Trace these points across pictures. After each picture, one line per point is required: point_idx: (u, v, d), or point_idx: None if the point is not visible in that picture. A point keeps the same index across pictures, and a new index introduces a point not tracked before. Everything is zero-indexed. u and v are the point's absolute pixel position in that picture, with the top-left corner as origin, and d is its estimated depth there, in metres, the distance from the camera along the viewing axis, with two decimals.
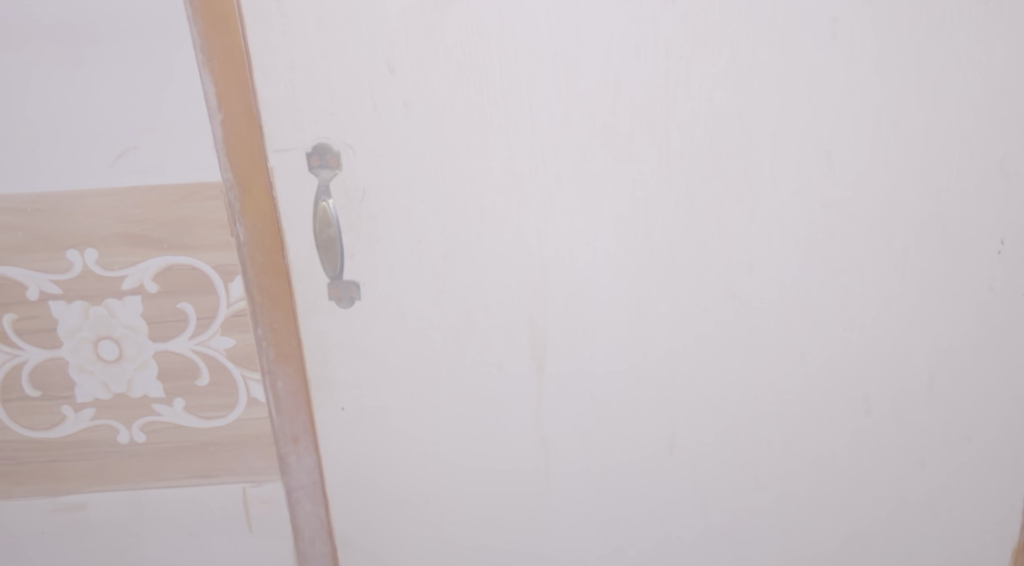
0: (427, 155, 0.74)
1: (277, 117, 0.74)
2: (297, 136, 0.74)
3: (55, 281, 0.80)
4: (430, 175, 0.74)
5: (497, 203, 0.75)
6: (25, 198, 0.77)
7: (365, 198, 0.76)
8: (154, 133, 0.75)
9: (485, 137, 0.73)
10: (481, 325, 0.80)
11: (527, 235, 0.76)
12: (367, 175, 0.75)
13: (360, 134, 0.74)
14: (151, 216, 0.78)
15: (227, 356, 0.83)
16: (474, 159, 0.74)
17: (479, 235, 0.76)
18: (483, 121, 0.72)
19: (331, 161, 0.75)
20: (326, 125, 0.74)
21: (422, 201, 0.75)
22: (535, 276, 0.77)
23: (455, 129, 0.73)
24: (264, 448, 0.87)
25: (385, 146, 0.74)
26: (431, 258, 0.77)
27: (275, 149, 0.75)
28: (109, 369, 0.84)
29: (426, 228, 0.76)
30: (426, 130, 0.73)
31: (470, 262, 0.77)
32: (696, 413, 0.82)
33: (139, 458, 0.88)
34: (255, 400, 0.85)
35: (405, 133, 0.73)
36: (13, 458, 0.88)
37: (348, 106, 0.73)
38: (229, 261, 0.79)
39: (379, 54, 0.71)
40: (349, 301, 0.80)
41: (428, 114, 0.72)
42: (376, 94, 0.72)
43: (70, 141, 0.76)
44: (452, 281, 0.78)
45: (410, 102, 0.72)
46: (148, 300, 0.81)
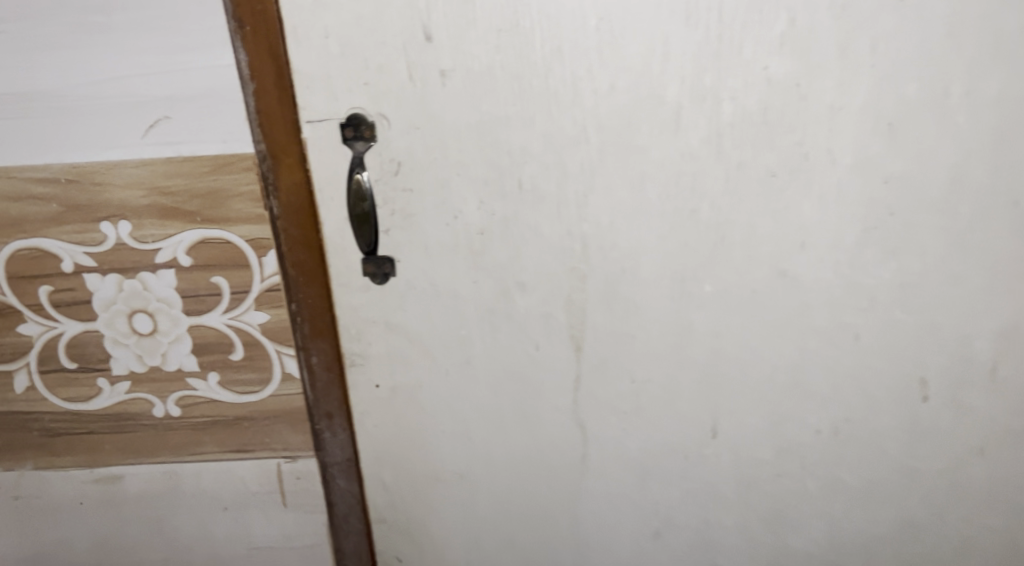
0: (464, 125, 0.71)
1: (311, 86, 0.71)
2: (331, 106, 0.72)
3: (89, 254, 0.80)
4: (467, 146, 0.72)
5: (535, 177, 0.72)
6: (58, 169, 0.77)
7: (399, 171, 0.73)
8: (184, 103, 0.73)
9: (524, 107, 0.70)
10: (518, 304, 0.77)
11: (566, 211, 0.73)
12: (402, 147, 0.73)
13: (395, 105, 0.71)
14: (183, 188, 0.76)
15: (261, 331, 0.83)
16: (513, 130, 0.71)
17: (516, 210, 0.74)
18: (522, 89, 0.69)
19: (365, 132, 0.72)
20: (360, 95, 0.71)
21: (458, 174, 0.73)
22: (574, 254, 0.74)
23: (493, 99, 0.70)
24: (298, 423, 0.87)
25: (420, 118, 0.71)
26: (467, 233, 0.75)
27: (309, 120, 0.73)
28: (144, 342, 0.84)
29: (462, 203, 0.74)
30: (463, 100, 0.70)
31: (507, 237, 0.75)
32: (742, 398, 0.78)
33: (174, 432, 0.88)
34: (289, 375, 0.84)
35: (441, 103, 0.70)
36: (51, 429, 0.89)
37: (383, 76, 0.70)
38: (262, 235, 0.78)
39: (414, 20, 0.68)
40: (383, 277, 0.78)
41: (466, 83, 0.69)
42: (412, 62, 0.69)
43: (101, 111, 0.74)
44: (488, 257, 0.76)
45: (446, 70, 0.69)
46: (182, 273, 0.80)
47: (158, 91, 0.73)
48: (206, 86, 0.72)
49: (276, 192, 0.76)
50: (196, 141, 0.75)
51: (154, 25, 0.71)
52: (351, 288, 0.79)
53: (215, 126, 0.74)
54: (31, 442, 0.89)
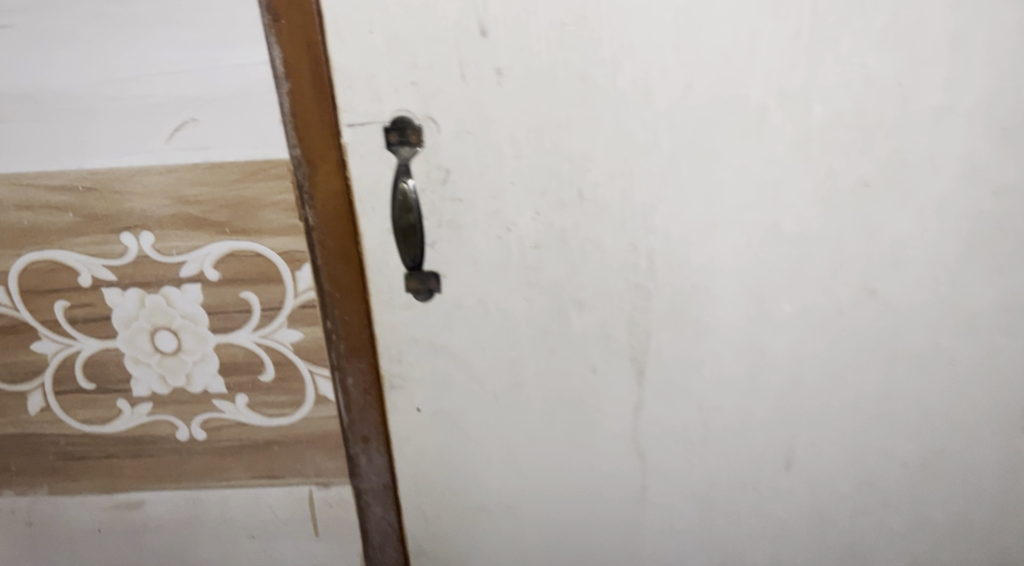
0: (521, 129, 0.64)
1: (353, 86, 0.65)
2: (374, 108, 0.65)
3: (109, 266, 0.74)
4: (524, 152, 0.65)
5: (599, 185, 0.65)
6: (75, 176, 0.71)
7: (448, 179, 0.67)
8: (212, 104, 0.67)
9: (589, 109, 0.63)
10: (575, 324, 0.71)
11: (631, 222, 0.66)
12: (451, 153, 0.66)
13: (445, 107, 0.65)
14: (211, 196, 0.70)
15: (293, 350, 0.76)
16: (575, 134, 0.64)
17: (575, 221, 0.67)
18: (588, 89, 0.62)
19: (411, 137, 0.66)
20: (406, 96, 0.65)
21: (513, 182, 0.66)
22: (639, 270, 0.68)
23: (554, 100, 0.63)
24: (332, 448, 0.80)
25: (472, 120, 0.65)
26: (520, 247, 0.69)
27: (350, 123, 0.66)
28: (167, 362, 0.78)
29: (516, 213, 0.67)
30: (521, 101, 0.63)
31: (564, 251, 0.68)
32: (821, 428, 0.72)
33: (199, 456, 0.82)
34: (324, 397, 0.78)
35: (496, 104, 0.64)
36: (67, 453, 0.83)
37: (432, 74, 0.64)
38: (297, 247, 0.72)
39: (469, 12, 0.61)
40: (428, 294, 0.71)
41: (524, 83, 0.63)
42: (465, 59, 0.63)
43: (122, 113, 0.68)
44: (543, 272, 0.69)
45: (502, 68, 0.63)
46: (209, 288, 0.74)
47: (184, 91, 0.67)
48: (236, 85, 0.66)
49: (311, 200, 0.70)
50: (225, 146, 0.68)
51: (180, 19, 0.64)
52: (392, 305, 0.73)
53: (247, 130, 0.68)
54: (46, 466, 0.83)
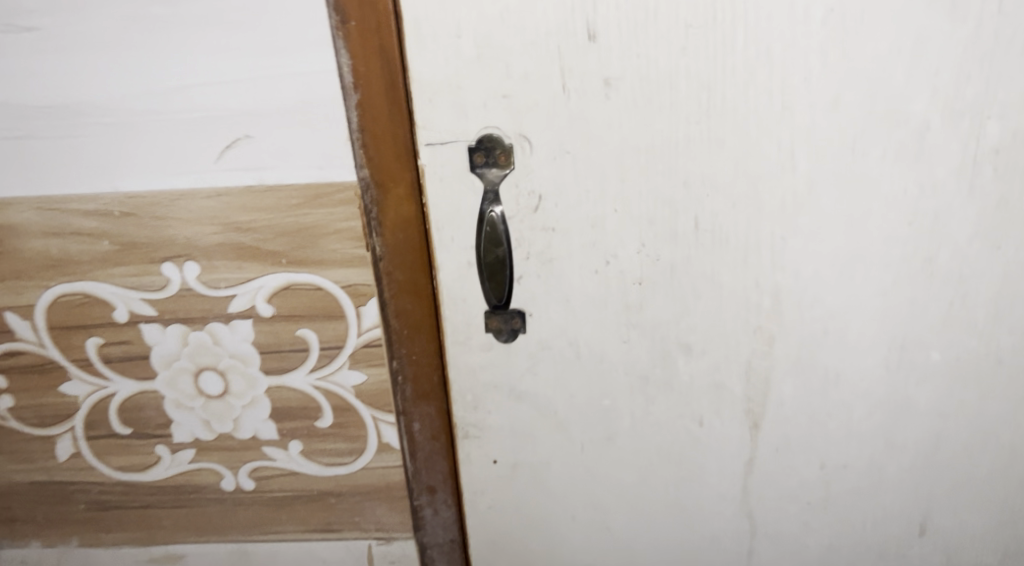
0: (629, 149, 0.55)
1: (434, 99, 0.56)
2: (457, 124, 0.56)
3: (148, 300, 0.66)
4: (631, 176, 0.56)
5: (719, 214, 0.56)
6: (111, 200, 0.62)
7: (540, 206, 0.58)
8: (271, 118, 0.58)
9: (712, 126, 0.54)
10: (681, 370, 0.62)
11: (757, 256, 0.57)
12: (546, 176, 0.57)
13: (541, 123, 0.55)
14: (266, 223, 0.62)
15: (355, 394, 0.68)
16: (694, 155, 0.55)
17: (687, 255, 0.58)
18: (713, 103, 0.53)
19: (500, 158, 0.57)
20: (495, 110, 0.55)
21: (616, 211, 0.57)
22: (763, 310, 0.59)
23: (671, 116, 0.54)
24: (395, 501, 0.72)
25: (572, 139, 0.56)
26: (621, 284, 0.59)
27: (428, 142, 0.57)
28: (212, 406, 0.69)
29: (619, 246, 0.58)
30: (631, 116, 0.54)
31: (673, 289, 0.59)
32: (964, 490, 0.63)
33: (246, 508, 0.74)
34: (388, 446, 0.70)
35: (602, 120, 0.55)
36: (100, 502, 0.75)
37: (527, 85, 0.54)
38: (362, 281, 0.63)
39: (576, 12, 0.52)
40: (512, 335, 0.62)
41: (637, 95, 0.54)
42: (567, 68, 0.54)
43: (166, 129, 0.60)
44: (647, 312, 0.60)
45: (612, 78, 0.53)
46: (261, 325, 0.66)
47: (239, 104, 0.58)
48: (298, 98, 0.58)
49: (381, 228, 0.61)
50: (283, 167, 0.60)
51: (237, 21, 0.56)
52: (469, 347, 0.64)
53: (309, 149, 0.59)
54: (77, 516, 0.75)
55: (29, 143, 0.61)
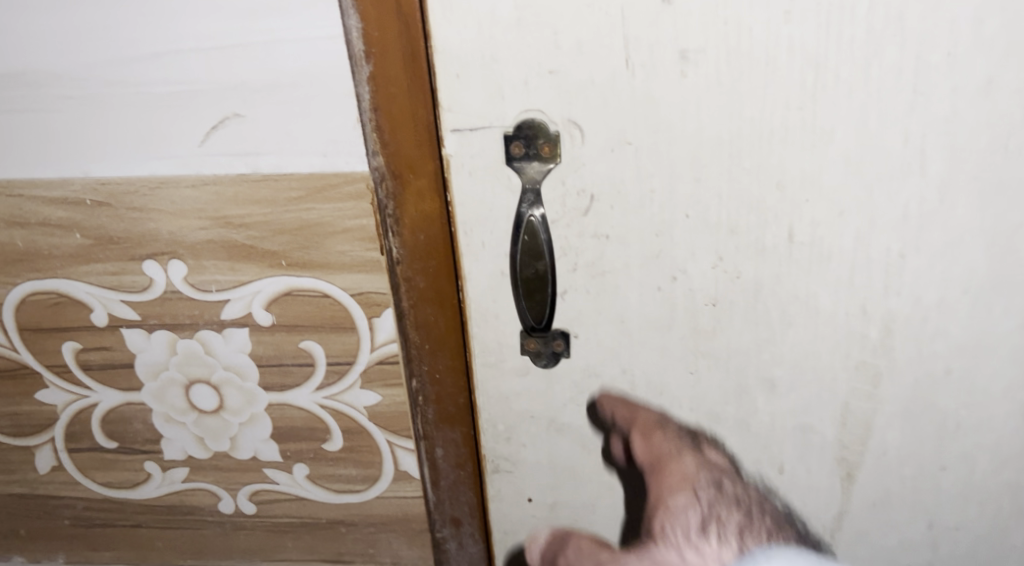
0: (708, 140, 0.45)
1: (462, 74, 0.46)
2: (493, 106, 0.46)
3: (129, 303, 0.56)
4: (709, 173, 0.46)
5: (820, 224, 0.46)
6: (81, 187, 0.52)
7: (592, 208, 0.48)
8: (266, 94, 0.48)
9: (820, 113, 0.44)
10: (760, 409, 0.52)
11: (866, 275, 0.47)
12: (600, 172, 0.47)
13: (595, 106, 0.45)
14: (262, 219, 0.52)
15: (368, 416, 0.58)
16: (796, 149, 0.45)
17: (777, 273, 0.48)
18: (820, 83, 0.43)
19: (544, 149, 0.46)
20: (538, 89, 0.45)
21: (687, 216, 0.47)
22: (870, 341, 0.49)
23: (769, 100, 0.44)
24: (415, 534, 0.63)
25: (635, 127, 0.45)
26: (692, 306, 0.50)
27: (454, 127, 0.47)
28: (206, 422, 0.60)
29: (690, 259, 0.48)
30: (715, 98, 0.44)
31: (754, 314, 0.49)
32: None
33: (247, 532, 0.65)
34: (405, 474, 0.60)
35: (676, 103, 0.44)
36: (86, 519, 0.66)
37: (581, 59, 0.44)
38: (376, 288, 0.53)
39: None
40: (553, 359, 0.53)
41: (721, 73, 0.43)
42: (634, 36, 0.43)
43: (142, 104, 0.49)
44: (721, 339, 0.50)
45: (690, 51, 0.43)
46: (258, 335, 0.56)
47: (223, 75, 0.48)
48: (296, 69, 0.47)
49: (398, 228, 0.51)
50: (281, 152, 0.50)
51: None
52: (502, 371, 0.54)
53: (313, 131, 0.49)
54: (62, 533, 0.67)
55: None
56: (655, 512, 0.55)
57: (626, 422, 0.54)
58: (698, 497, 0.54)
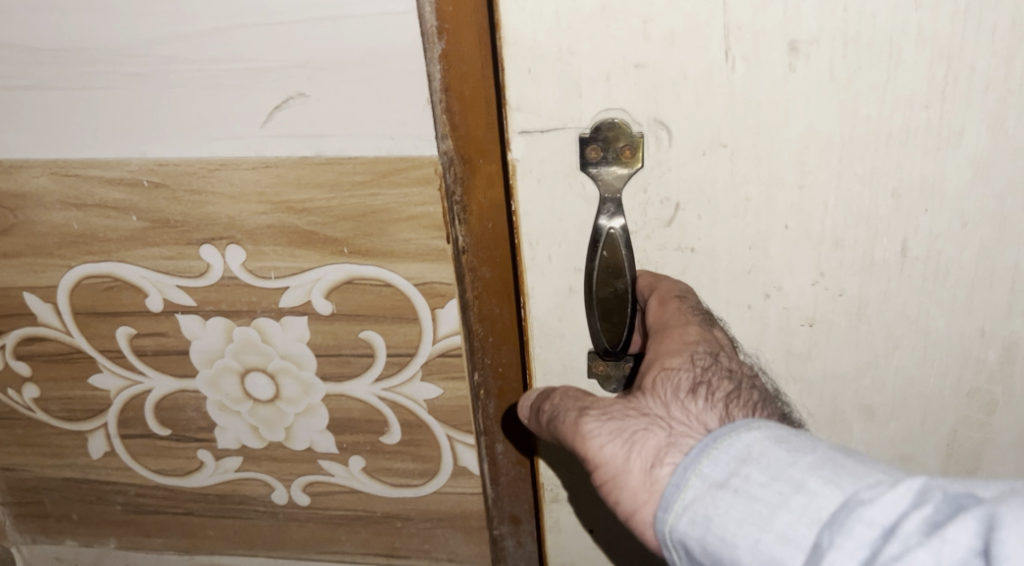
0: (816, 138, 0.43)
1: (534, 69, 0.43)
2: (571, 106, 0.44)
3: (184, 288, 0.54)
4: (814, 178, 0.45)
5: (937, 236, 0.46)
6: (137, 168, 0.50)
7: (676, 217, 0.47)
8: (332, 73, 0.45)
9: (947, 113, 0.42)
10: (856, 437, 0.53)
11: (985, 296, 0.47)
12: (688, 175, 0.45)
13: (687, 108, 0.44)
14: (323, 204, 0.50)
15: (427, 410, 0.56)
16: (918, 152, 0.43)
17: (885, 289, 0.47)
18: (952, 80, 0.41)
19: (622, 152, 0.45)
20: (626, 83, 0.43)
21: (786, 227, 0.46)
22: (986, 367, 0.49)
23: (893, 96, 0.42)
24: (472, 531, 0.61)
25: (732, 129, 0.44)
26: (787, 326, 0.49)
27: (522, 130, 0.45)
28: (261, 412, 0.58)
29: (788, 275, 0.48)
30: (825, 95, 0.42)
31: (856, 335, 0.49)
32: None
33: (300, 524, 0.63)
34: (465, 470, 0.58)
35: (781, 100, 0.43)
36: (139, 506, 0.65)
37: (675, 50, 0.42)
38: (441, 278, 0.51)
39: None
40: (621, 383, 0.53)
41: (831, 65, 0.42)
42: (737, 25, 0.41)
43: (203, 83, 0.47)
44: (816, 362, 0.50)
45: (801, 41, 0.41)
46: (317, 323, 0.54)
47: (285, 51, 0.45)
48: (364, 46, 0.44)
49: (465, 216, 0.49)
50: (346, 135, 0.47)
51: None
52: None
53: (379, 112, 0.46)
54: (114, 518, 0.67)
55: (38, 93, 0.49)
56: (646, 371, 0.45)
57: (648, 287, 0.48)
58: (694, 363, 0.44)
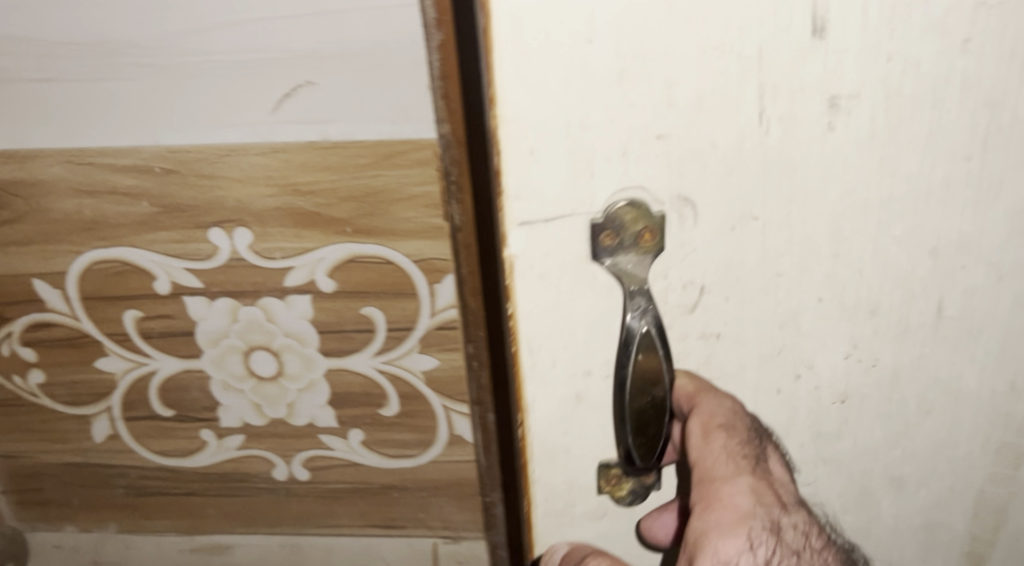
0: (858, 200, 0.45)
1: (535, 150, 0.43)
2: (582, 189, 0.44)
3: (192, 271, 0.57)
4: (848, 247, 0.46)
5: (973, 291, 0.48)
6: (151, 155, 0.54)
7: (699, 300, 0.47)
8: (340, 61, 0.49)
9: (987, 163, 0.45)
10: (885, 510, 0.52)
11: (1015, 348, 0.49)
12: (716, 256, 0.46)
13: (710, 180, 0.44)
14: (329, 186, 0.53)
15: (424, 381, 0.60)
16: (954, 205, 0.45)
17: (918, 353, 0.49)
18: (995, 126, 0.44)
19: (642, 236, 0.45)
20: (654, 155, 0.44)
21: (820, 300, 0.47)
22: (1014, 421, 0.51)
23: (934, 148, 0.44)
24: (465, 497, 0.64)
25: (764, 203, 0.45)
26: (818, 405, 0.50)
27: (520, 221, 0.45)
28: (264, 390, 0.61)
29: (818, 350, 0.48)
30: (863, 150, 0.44)
31: (882, 408, 0.50)
32: None
33: (300, 499, 0.66)
34: (460, 439, 0.62)
35: (823, 161, 0.44)
36: (140, 488, 0.68)
37: (704, 115, 0.43)
38: (438, 253, 0.55)
39: (808, 8, 0.41)
40: (640, 493, 0.52)
41: (876, 126, 0.43)
42: (772, 84, 0.42)
43: (218, 73, 0.51)
44: (847, 441, 0.51)
45: (841, 98, 0.43)
46: (321, 301, 0.57)
47: (296, 43, 0.49)
48: (370, 37, 0.49)
49: (460, 196, 0.51)
50: (351, 120, 0.51)
51: None
52: (573, 514, 0.53)
53: (383, 97, 0.50)
54: (116, 502, 0.69)
55: (58, 86, 0.52)
56: (698, 549, 0.47)
57: (687, 398, 0.49)
58: (752, 541, 0.47)
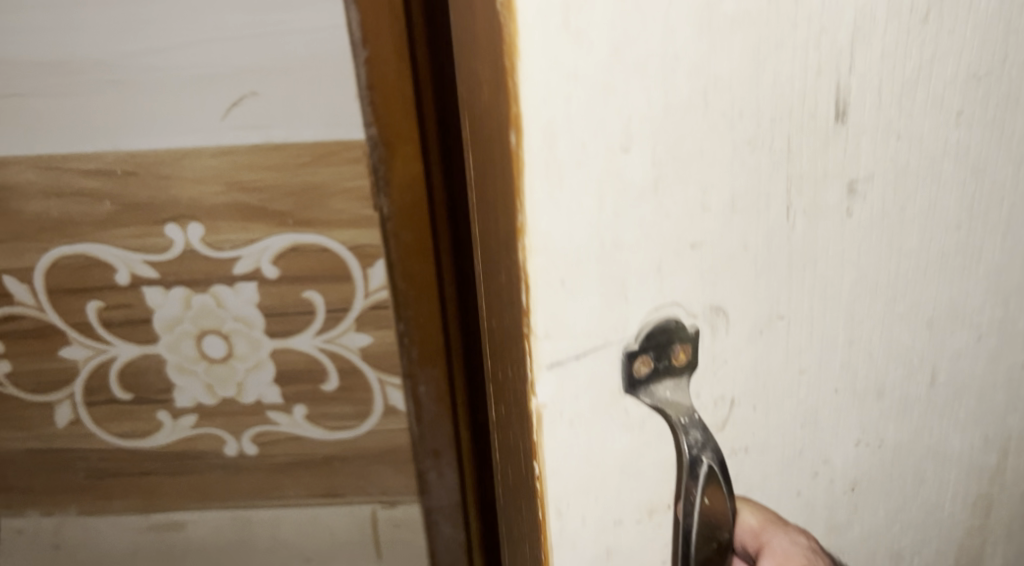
0: (867, 287, 0.33)
1: (569, 280, 0.28)
2: (615, 314, 0.29)
3: (150, 263, 0.65)
4: (863, 329, 0.34)
5: (958, 358, 0.37)
6: (113, 160, 0.61)
7: (727, 420, 0.33)
8: (281, 75, 0.58)
9: (974, 230, 0.34)
10: None
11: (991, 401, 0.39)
12: (743, 365, 0.32)
13: (746, 285, 0.31)
14: (272, 183, 0.61)
15: (360, 357, 0.68)
16: (944, 278, 0.35)
17: (916, 428, 0.37)
18: (979, 196, 0.34)
19: (678, 354, 0.31)
20: (688, 265, 0.30)
21: (835, 390, 0.34)
22: (989, 471, 0.40)
23: (930, 219, 0.33)
24: (400, 464, 0.72)
25: (792, 297, 0.32)
26: (832, 499, 0.37)
27: (551, 363, 0.29)
28: (216, 370, 0.69)
29: (835, 444, 0.35)
30: (873, 239, 0.32)
31: (890, 483, 0.38)
32: None
33: (249, 473, 0.73)
34: (394, 408, 0.70)
35: (835, 255, 0.32)
36: (99, 470, 0.73)
37: (733, 226, 0.30)
38: (368, 241, 0.63)
39: (831, 92, 0.29)
40: None
41: (884, 210, 0.32)
42: (797, 177, 0.30)
43: (174, 86, 0.59)
44: (856, 528, 0.38)
45: (858, 180, 0.31)
46: (266, 287, 0.65)
47: (243, 60, 0.58)
48: (307, 54, 0.58)
49: (387, 189, 0.59)
50: (291, 125, 0.60)
51: None
52: None
53: (318, 104, 0.59)
54: (76, 485, 0.74)
55: (30, 100, 0.59)
56: None
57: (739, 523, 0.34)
58: None
